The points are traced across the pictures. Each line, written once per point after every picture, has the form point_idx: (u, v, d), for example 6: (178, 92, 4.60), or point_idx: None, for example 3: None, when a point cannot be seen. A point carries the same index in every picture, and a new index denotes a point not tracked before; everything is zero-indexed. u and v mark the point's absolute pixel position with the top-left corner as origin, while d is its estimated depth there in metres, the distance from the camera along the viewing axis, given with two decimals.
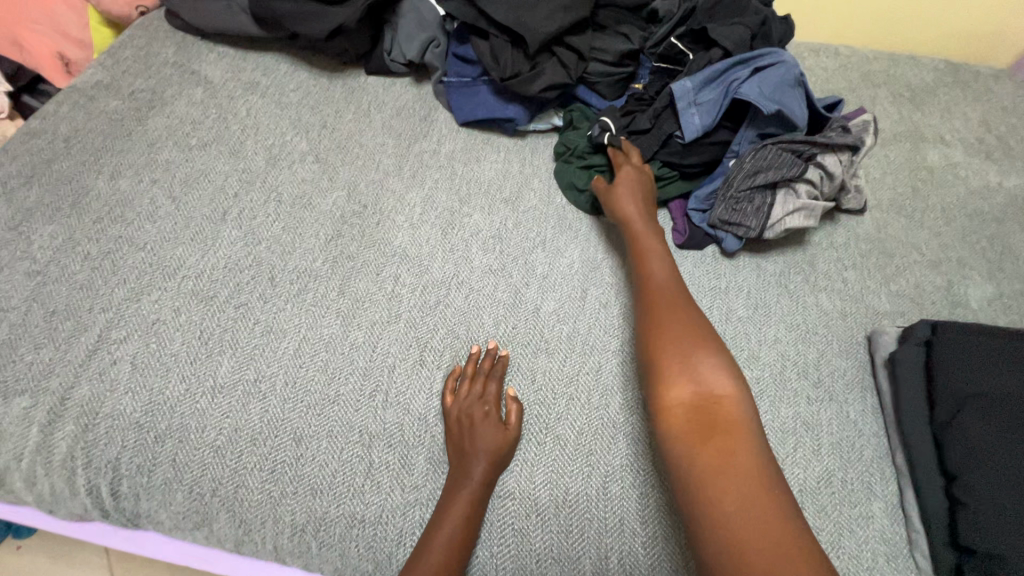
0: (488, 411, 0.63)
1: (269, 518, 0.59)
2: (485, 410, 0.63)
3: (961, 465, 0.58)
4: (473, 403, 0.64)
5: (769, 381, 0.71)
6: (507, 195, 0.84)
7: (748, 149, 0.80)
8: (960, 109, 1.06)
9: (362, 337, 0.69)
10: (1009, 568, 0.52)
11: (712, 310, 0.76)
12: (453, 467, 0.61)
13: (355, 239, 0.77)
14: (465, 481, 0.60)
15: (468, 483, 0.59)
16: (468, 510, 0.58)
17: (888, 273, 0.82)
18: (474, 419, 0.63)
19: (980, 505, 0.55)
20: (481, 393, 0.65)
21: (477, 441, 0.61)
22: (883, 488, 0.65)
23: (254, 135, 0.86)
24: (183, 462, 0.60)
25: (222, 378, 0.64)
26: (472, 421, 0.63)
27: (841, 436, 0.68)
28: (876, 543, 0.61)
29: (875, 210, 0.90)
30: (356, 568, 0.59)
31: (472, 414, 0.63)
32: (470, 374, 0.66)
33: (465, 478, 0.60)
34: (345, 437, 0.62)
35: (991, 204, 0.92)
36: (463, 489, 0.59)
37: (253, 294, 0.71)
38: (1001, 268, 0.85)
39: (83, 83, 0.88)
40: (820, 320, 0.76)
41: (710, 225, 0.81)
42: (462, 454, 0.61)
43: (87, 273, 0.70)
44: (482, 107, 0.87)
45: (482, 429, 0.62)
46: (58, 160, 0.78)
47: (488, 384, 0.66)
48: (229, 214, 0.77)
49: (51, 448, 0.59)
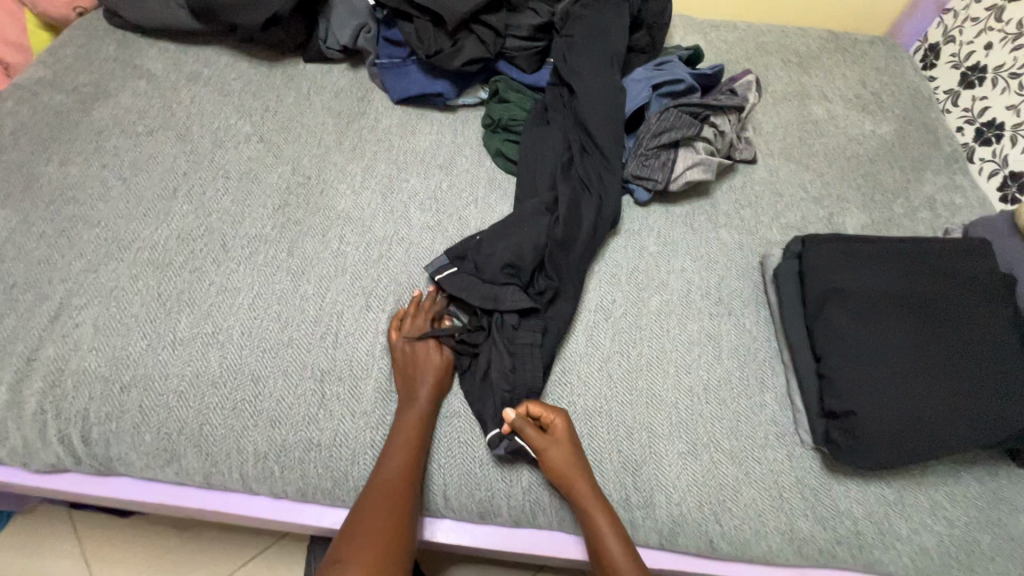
0: (429, 345, 0.71)
1: (234, 450, 0.65)
2: (426, 341, 0.72)
3: (827, 348, 0.69)
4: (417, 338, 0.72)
5: (676, 303, 0.81)
6: (440, 162, 0.92)
7: (655, 112, 0.89)
8: (841, 71, 1.20)
9: (312, 289, 0.76)
10: (862, 421, 0.63)
11: (627, 249, 0.86)
12: (405, 397, 0.68)
13: (301, 207, 0.84)
14: (415, 409, 0.67)
15: (415, 404, 0.67)
16: (415, 434, 0.65)
17: (779, 210, 0.95)
18: (421, 350, 0.71)
19: (841, 376, 0.66)
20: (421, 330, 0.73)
21: (423, 371, 0.70)
22: (773, 381, 0.76)
23: (199, 120, 0.91)
24: (149, 407, 0.66)
25: (182, 333, 0.70)
26: (417, 354, 0.71)
27: (738, 343, 0.79)
28: (768, 425, 0.72)
29: (768, 158, 1.02)
30: (317, 488, 0.66)
31: (419, 349, 0.71)
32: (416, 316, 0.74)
33: (414, 400, 0.67)
34: (300, 375, 0.69)
35: (866, 149, 1.06)
36: (410, 414, 0.66)
37: (207, 260, 0.77)
38: (873, 200, 0.98)
39: (25, 80, 0.92)
40: (720, 251, 0.88)
41: (624, 181, 0.89)
42: (409, 383, 0.69)
43: (45, 250, 0.74)
44: (413, 85, 0.95)
45: (424, 356, 0.70)
46: (7, 151, 0.82)
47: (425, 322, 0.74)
48: (180, 191, 0.83)
49: (21, 404, 0.64)
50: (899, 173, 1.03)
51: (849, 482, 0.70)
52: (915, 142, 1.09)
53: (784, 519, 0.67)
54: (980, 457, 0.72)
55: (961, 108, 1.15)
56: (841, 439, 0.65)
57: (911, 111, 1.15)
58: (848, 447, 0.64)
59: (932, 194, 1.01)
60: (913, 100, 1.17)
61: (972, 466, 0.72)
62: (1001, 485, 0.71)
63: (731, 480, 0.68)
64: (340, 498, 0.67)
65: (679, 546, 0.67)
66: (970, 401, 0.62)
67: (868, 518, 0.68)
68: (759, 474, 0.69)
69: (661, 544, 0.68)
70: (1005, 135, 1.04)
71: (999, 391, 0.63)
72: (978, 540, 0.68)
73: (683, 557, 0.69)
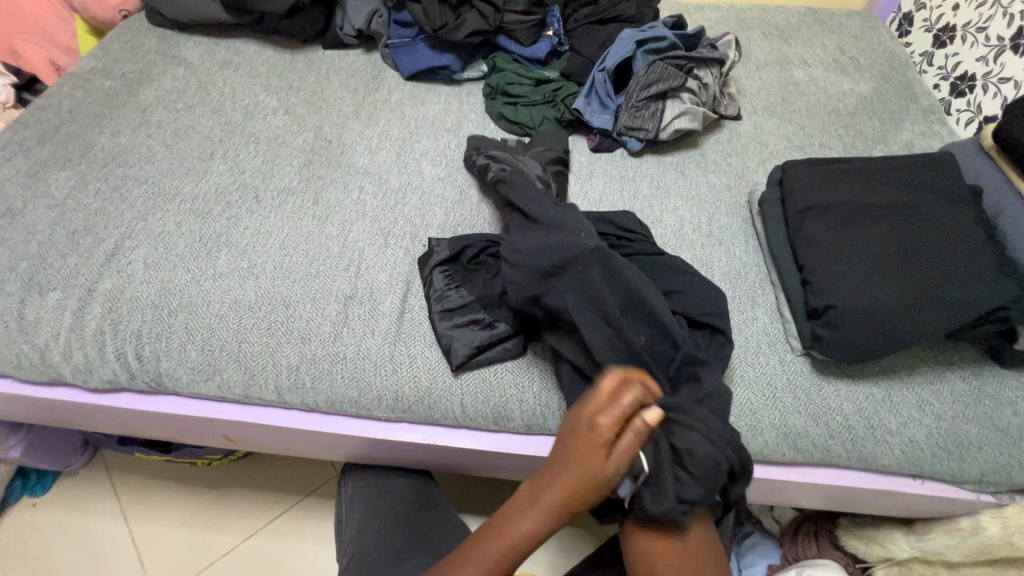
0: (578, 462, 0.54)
1: (269, 363, 0.72)
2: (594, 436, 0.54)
3: (805, 256, 0.75)
4: (591, 440, 0.54)
5: (670, 236, 0.88)
6: (449, 126, 1.01)
7: (643, 67, 0.97)
8: (819, 40, 1.28)
9: (335, 231, 0.84)
10: (839, 314, 0.69)
11: (622, 192, 0.93)
12: (541, 494, 0.55)
13: (324, 164, 0.93)
14: (532, 516, 0.55)
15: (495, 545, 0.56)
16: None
17: (764, 156, 1.01)
18: (597, 449, 0.54)
19: (819, 278, 0.72)
20: (628, 454, 0.53)
21: (599, 492, 0.54)
22: (763, 299, 0.81)
23: (232, 98, 1.01)
24: (194, 328, 0.73)
25: (221, 268, 0.78)
26: (587, 462, 0.54)
27: (730, 268, 0.84)
28: (760, 335, 0.78)
29: (753, 115, 1.09)
30: (344, 398, 0.72)
31: (584, 470, 0.53)
32: (595, 406, 0.55)
33: (547, 487, 0.55)
34: (325, 300, 0.76)
35: (845, 104, 1.13)
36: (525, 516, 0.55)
37: (242, 209, 0.85)
38: (854, 146, 1.04)
39: (78, 70, 1.03)
40: (710, 191, 0.94)
41: (618, 133, 0.97)
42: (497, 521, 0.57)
43: (100, 203, 0.83)
44: (423, 59, 1.05)
45: (583, 459, 0.54)
46: (65, 126, 0.93)
47: (605, 426, 0.54)
48: (216, 154, 0.92)
49: (83, 326, 0.73)
50: (878, 123, 1.09)
51: (839, 382, 0.74)
52: (893, 96, 1.15)
53: (778, 416, 0.72)
54: (963, 359, 0.76)
55: (937, 67, 1.21)
56: (825, 332, 0.70)
57: (888, 71, 1.21)
58: (830, 339, 0.69)
59: (911, 139, 1.06)
60: (891, 62, 1.24)
61: (956, 367, 0.76)
62: (987, 383, 0.74)
63: (726, 382, 0.74)
64: (366, 408, 0.73)
65: None
66: (944, 289, 0.68)
67: (858, 413, 0.72)
68: (753, 376, 0.74)
69: None
70: (977, 85, 1.10)
71: (968, 278, 0.69)
72: (966, 432, 0.72)
73: None
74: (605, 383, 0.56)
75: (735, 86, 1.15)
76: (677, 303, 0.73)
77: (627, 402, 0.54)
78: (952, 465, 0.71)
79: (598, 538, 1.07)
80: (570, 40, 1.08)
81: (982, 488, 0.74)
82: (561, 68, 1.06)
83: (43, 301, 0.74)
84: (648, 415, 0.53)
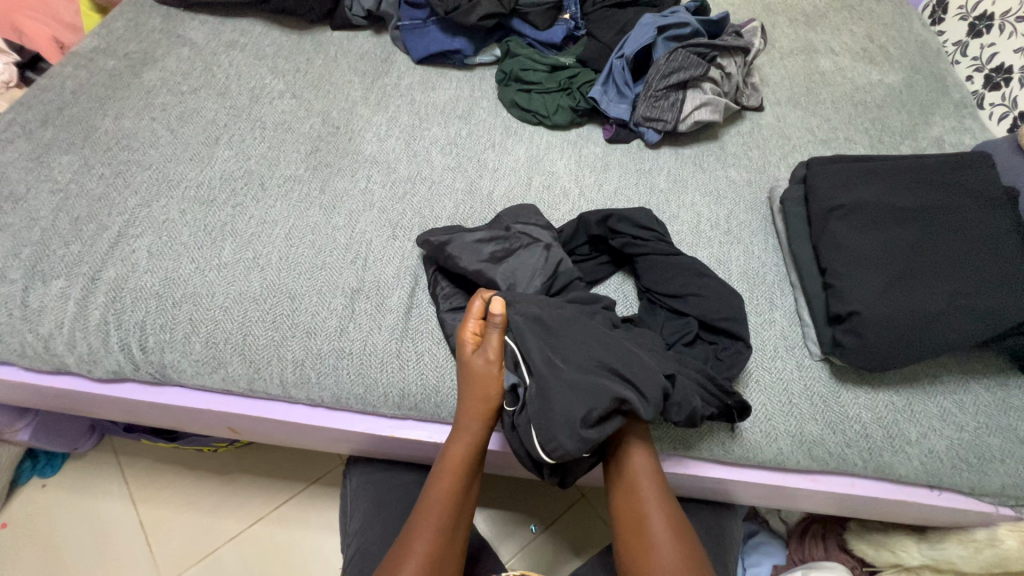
0: (466, 380, 0.66)
1: (273, 357, 0.71)
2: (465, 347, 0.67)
3: (829, 259, 0.72)
4: (467, 348, 0.66)
5: (686, 232, 0.85)
6: (459, 113, 0.98)
7: (664, 55, 0.94)
8: (847, 27, 1.22)
9: (342, 222, 0.82)
10: (863, 321, 0.66)
11: (638, 186, 0.90)
12: (460, 410, 0.66)
13: (331, 152, 0.90)
14: (463, 431, 0.65)
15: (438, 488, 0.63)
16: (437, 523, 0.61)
17: (787, 150, 0.97)
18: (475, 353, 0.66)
19: (842, 282, 0.69)
20: (494, 347, 0.66)
21: (497, 387, 0.66)
22: (782, 301, 0.79)
23: (237, 80, 0.99)
24: (198, 320, 0.72)
25: (226, 258, 0.76)
26: (472, 367, 0.66)
27: (747, 267, 0.82)
28: (777, 339, 0.75)
29: (775, 106, 1.05)
30: (350, 393, 0.71)
31: (471, 377, 0.65)
32: (468, 326, 0.67)
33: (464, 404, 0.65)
34: (331, 293, 0.75)
35: (873, 96, 1.08)
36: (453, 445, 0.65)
37: (247, 197, 0.83)
38: (881, 141, 1.00)
39: (81, 49, 1.00)
40: (729, 186, 0.91)
41: (635, 124, 0.94)
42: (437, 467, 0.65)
43: (104, 188, 0.82)
44: (434, 43, 1.01)
45: (466, 372, 0.66)
46: (68, 108, 0.91)
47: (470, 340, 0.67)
48: (221, 140, 0.90)
49: (87, 316, 0.72)
50: (907, 117, 1.05)
51: (858, 390, 0.72)
52: (923, 88, 1.10)
53: (793, 422, 0.70)
54: (988, 368, 0.74)
55: (971, 57, 1.16)
56: (847, 339, 0.67)
57: (919, 61, 1.16)
58: (852, 346, 0.67)
59: (941, 135, 1.01)
60: (922, 51, 1.18)
61: (981, 377, 0.73)
62: (1012, 394, 0.72)
63: (741, 386, 0.71)
64: (372, 404, 0.72)
65: (689, 451, 0.71)
66: (972, 297, 0.66)
67: (877, 422, 0.70)
68: (769, 381, 0.72)
69: (675, 449, 0.71)
70: (1013, 78, 1.05)
71: (998, 287, 0.66)
72: (989, 444, 0.69)
73: (694, 462, 0.73)
74: (473, 306, 0.68)
75: (758, 75, 1.10)
76: (694, 308, 0.72)
77: (478, 307, 0.68)
78: (972, 479, 0.69)
79: (605, 540, 1.02)
80: (586, 24, 1.04)
81: (1001, 501, 0.72)
82: (577, 54, 1.02)
83: (46, 290, 0.73)
84: (495, 307, 0.67)
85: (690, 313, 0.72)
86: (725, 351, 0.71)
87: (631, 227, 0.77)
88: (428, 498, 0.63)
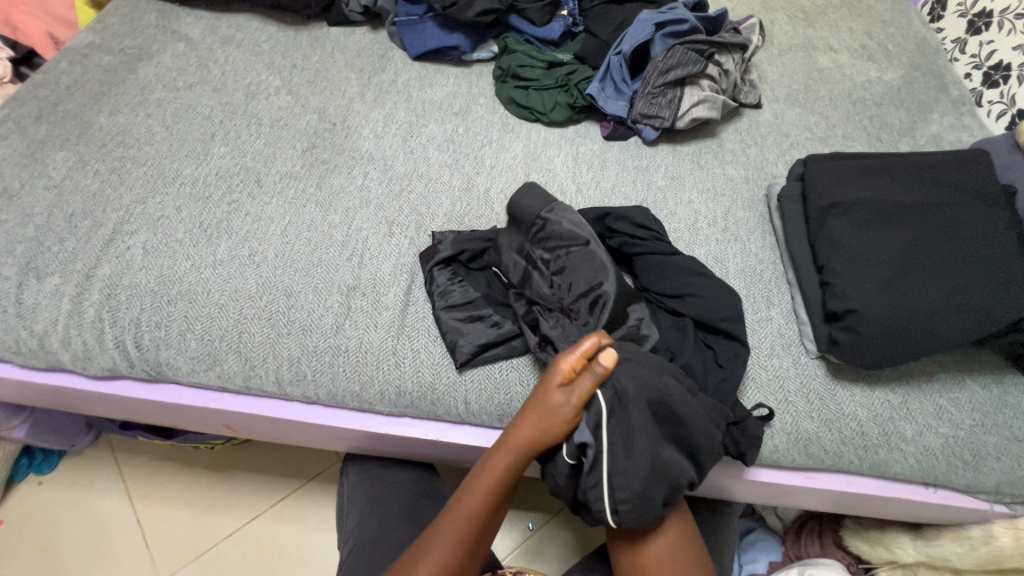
0: (528, 416, 0.60)
1: (269, 355, 0.71)
2: (549, 382, 0.60)
3: (826, 257, 0.72)
4: (553, 387, 0.60)
5: (683, 230, 0.85)
6: (456, 110, 0.97)
7: (661, 51, 0.93)
8: (846, 24, 1.22)
9: (338, 219, 0.82)
10: (860, 318, 0.66)
11: (636, 183, 0.90)
12: (509, 435, 0.61)
13: (328, 148, 0.90)
14: (508, 458, 0.60)
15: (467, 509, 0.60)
16: (458, 540, 0.59)
17: (785, 148, 0.97)
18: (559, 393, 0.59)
19: (839, 280, 0.69)
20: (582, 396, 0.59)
21: (563, 430, 0.60)
22: (779, 299, 0.79)
23: (233, 76, 0.98)
24: (194, 317, 0.72)
25: (222, 255, 0.76)
26: (548, 402, 0.60)
27: (745, 265, 0.82)
28: (774, 337, 0.75)
29: (773, 103, 1.04)
30: (346, 391, 0.71)
31: (545, 419, 0.59)
32: (566, 362, 0.60)
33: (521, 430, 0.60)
34: (327, 290, 0.74)
35: (871, 94, 1.08)
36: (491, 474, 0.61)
37: (243, 194, 0.83)
38: (878, 138, 1.00)
39: (75, 44, 1.00)
40: (726, 184, 0.91)
41: (632, 121, 0.94)
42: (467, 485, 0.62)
43: (99, 185, 0.81)
44: (431, 39, 1.01)
45: (540, 411, 0.60)
46: (62, 104, 0.90)
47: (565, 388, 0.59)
48: (217, 136, 0.89)
49: (82, 313, 0.72)
50: (905, 114, 1.05)
51: (854, 388, 0.72)
52: (921, 86, 1.10)
53: (790, 420, 0.70)
54: (985, 366, 0.74)
55: (970, 55, 1.15)
56: (843, 337, 0.67)
57: (918, 58, 1.16)
58: (849, 344, 0.67)
59: (939, 132, 1.01)
60: (921, 48, 1.18)
61: (977, 375, 0.73)
62: (1008, 392, 0.72)
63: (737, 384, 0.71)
64: (369, 402, 0.71)
65: None
66: (969, 295, 0.66)
67: (873, 420, 0.70)
68: (766, 379, 0.72)
69: None
70: (1012, 75, 1.05)
71: (995, 285, 0.66)
72: (985, 442, 0.69)
73: None
74: (583, 346, 0.61)
75: (757, 72, 1.10)
76: (691, 306, 0.72)
77: (588, 348, 0.60)
78: (968, 475, 0.69)
79: (601, 537, 1.02)
80: (584, 20, 1.04)
81: (997, 499, 0.72)
82: (574, 50, 1.02)
83: (41, 287, 0.72)
84: (606, 359, 0.59)
85: (687, 313, 0.72)
86: (719, 349, 0.71)
87: (629, 226, 0.77)
88: (453, 513, 0.61)
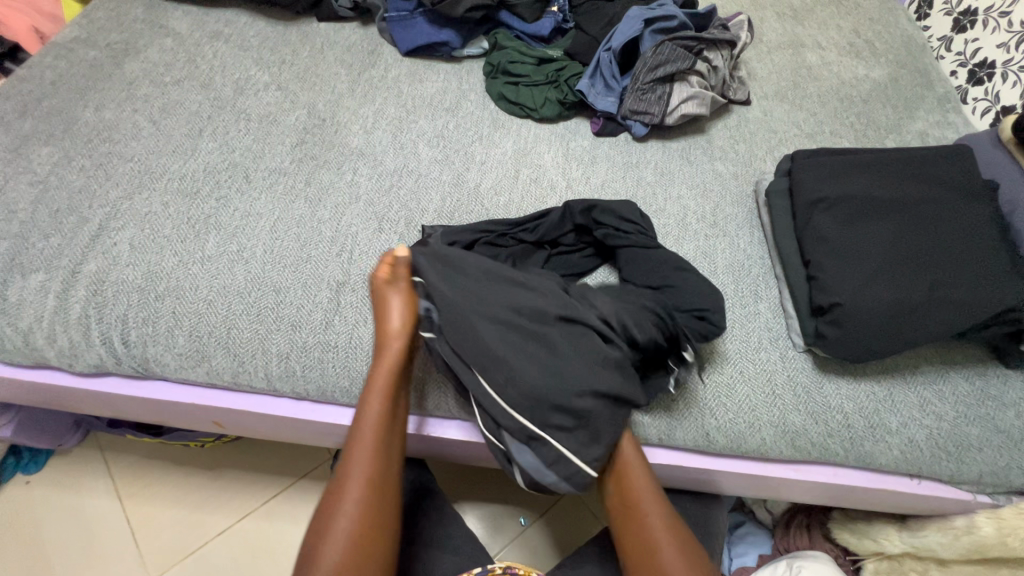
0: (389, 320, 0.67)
1: (258, 351, 0.70)
2: (391, 288, 0.69)
3: (812, 251, 0.73)
4: (387, 289, 0.69)
5: (672, 226, 0.85)
6: (447, 106, 0.97)
7: (650, 48, 0.94)
8: (834, 22, 1.23)
9: (328, 215, 0.81)
10: (845, 312, 0.67)
11: (626, 179, 0.90)
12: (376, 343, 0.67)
13: (317, 144, 0.89)
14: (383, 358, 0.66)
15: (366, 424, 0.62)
16: (370, 452, 0.61)
17: (773, 144, 0.97)
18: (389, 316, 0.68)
19: (825, 274, 0.70)
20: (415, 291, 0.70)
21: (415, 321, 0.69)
22: (766, 293, 0.79)
23: (221, 72, 0.97)
24: (181, 313, 0.71)
25: (210, 251, 0.76)
26: (384, 301, 0.69)
27: (733, 261, 0.82)
28: (761, 331, 0.76)
29: (762, 100, 1.05)
30: (336, 386, 0.71)
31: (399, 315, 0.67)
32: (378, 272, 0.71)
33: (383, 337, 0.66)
34: (316, 286, 0.74)
35: (859, 90, 1.09)
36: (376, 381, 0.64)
37: (232, 190, 0.82)
38: (866, 135, 1.01)
39: (60, 39, 0.98)
40: (715, 180, 0.91)
41: (622, 117, 0.94)
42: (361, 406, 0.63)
43: (84, 180, 0.80)
44: (421, 35, 1.01)
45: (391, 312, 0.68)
46: (47, 99, 0.89)
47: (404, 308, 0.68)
48: (205, 132, 0.89)
49: (67, 309, 0.71)
50: (892, 111, 1.06)
51: (840, 380, 0.73)
52: (908, 83, 1.11)
53: (777, 413, 0.71)
54: (968, 359, 0.75)
55: (955, 52, 1.17)
56: (829, 331, 0.68)
57: (905, 55, 1.17)
58: (835, 337, 0.68)
59: (925, 129, 1.02)
60: (907, 46, 1.19)
61: (961, 367, 0.74)
62: (991, 384, 0.73)
63: (725, 378, 0.72)
64: (358, 397, 0.71)
65: (674, 443, 0.72)
66: (951, 288, 0.67)
67: (859, 412, 0.71)
68: (753, 372, 0.73)
69: (660, 440, 0.72)
70: (996, 73, 1.06)
71: (977, 278, 0.67)
72: (968, 433, 0.70)
73: (680, 452, 0.74)
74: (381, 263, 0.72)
75: (746, 69, 1.11)
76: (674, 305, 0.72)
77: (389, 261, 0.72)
78: (951, 467, 0.70)
79: (592, 531, 1.03)
80: (574, 17, 1.04)
81: (979, 489, 0.73)
82: (564, 47, 1.02)
83: (25, 283, 0.72)
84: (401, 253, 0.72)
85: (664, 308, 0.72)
86: (703, 343, 0.72)
87: (614, 219, 0.77)
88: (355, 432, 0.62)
